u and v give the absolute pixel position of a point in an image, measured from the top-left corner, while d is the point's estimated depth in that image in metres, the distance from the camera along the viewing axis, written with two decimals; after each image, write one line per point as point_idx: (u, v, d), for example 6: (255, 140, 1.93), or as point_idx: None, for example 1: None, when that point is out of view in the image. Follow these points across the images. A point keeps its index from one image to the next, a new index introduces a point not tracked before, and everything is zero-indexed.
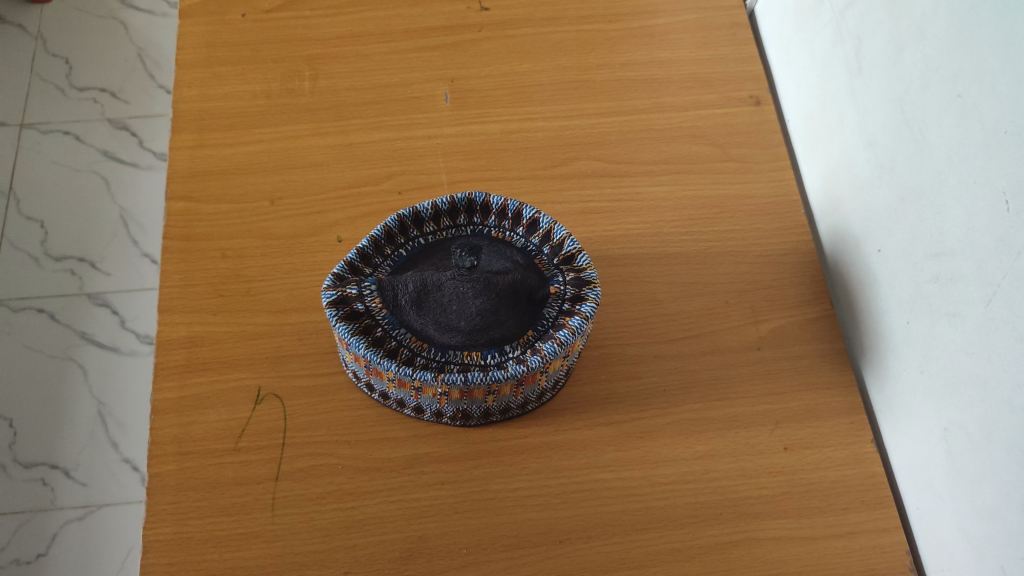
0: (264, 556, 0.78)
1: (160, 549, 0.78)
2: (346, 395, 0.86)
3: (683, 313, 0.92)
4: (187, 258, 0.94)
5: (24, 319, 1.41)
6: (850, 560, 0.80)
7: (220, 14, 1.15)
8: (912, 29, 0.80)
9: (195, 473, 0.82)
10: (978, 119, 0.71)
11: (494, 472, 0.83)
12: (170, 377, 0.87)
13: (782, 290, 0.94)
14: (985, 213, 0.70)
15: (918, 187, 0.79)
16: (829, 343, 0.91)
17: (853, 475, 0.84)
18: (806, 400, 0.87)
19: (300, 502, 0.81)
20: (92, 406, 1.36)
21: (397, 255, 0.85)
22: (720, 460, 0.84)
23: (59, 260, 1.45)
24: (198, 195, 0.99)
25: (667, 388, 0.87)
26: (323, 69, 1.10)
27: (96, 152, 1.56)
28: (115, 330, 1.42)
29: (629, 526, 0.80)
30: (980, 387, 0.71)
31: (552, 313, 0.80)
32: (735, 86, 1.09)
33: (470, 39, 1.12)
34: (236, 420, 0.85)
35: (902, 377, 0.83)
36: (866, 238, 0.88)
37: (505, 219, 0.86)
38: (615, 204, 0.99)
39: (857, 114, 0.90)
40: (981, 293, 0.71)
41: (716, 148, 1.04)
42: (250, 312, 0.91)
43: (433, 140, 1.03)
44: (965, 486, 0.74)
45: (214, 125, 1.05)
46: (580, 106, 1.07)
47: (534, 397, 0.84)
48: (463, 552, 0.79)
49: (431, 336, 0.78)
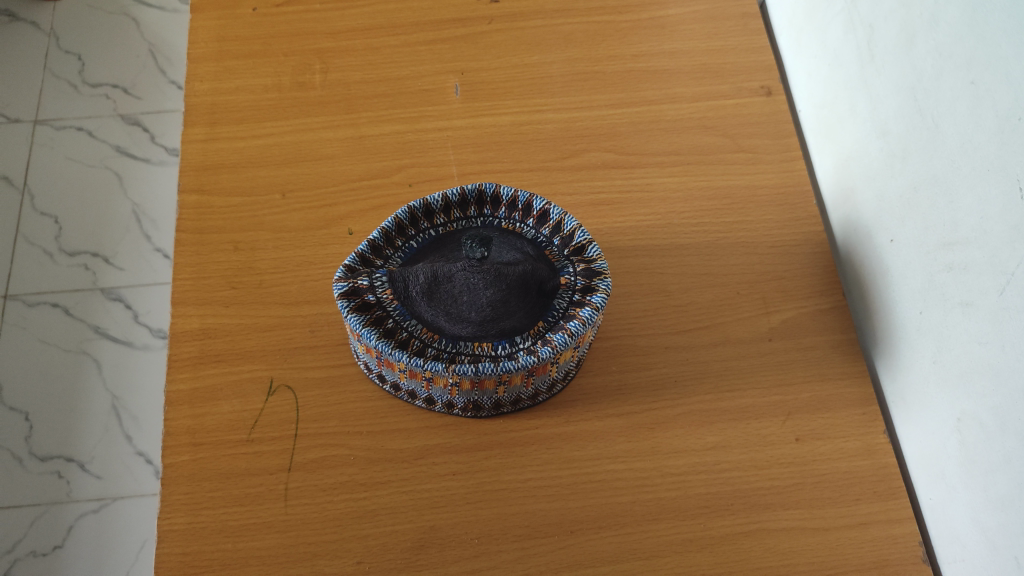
0: (277, 547, 0.79)
1: (174, 538, 0.79)
2: (358, 386, 0.87)
3: (695, 305, 0.92)
4: (200, 251, 0.95)
5: (39, 313, 1.42)
6: (861, 551, 0.80)
7: (231, 8, 1.15)
8: (926, 17, 0.80)
9: (209, 464, 0.83)
10: (992, 107, 0.70)
11: (506, 463, 0.83)
12: (183, 369, 0.87)
13: (794, 281, 0.94)
14: (998, 202, 0.69)
15: (931, 176, 0.78)
16: (841, 333, 0.91)
17: (865, 466, 0.84)
18: (818, 390, 0.87)
19: (312, 493, 0.81)
20: (106, 399, 1.37)
21: (408, 247, 0.85)
22: (731, 451, 0.84)
23: (73, 255, 1.47)
24: (210, 188, 1.00)
25: (678, 379, 0.87)
26: (333, 62, 1.10)
27: (109, 147, 1.57)
28: (129, 324, 1.43)
29: (641, 517, 0.80)
30: (994, 377, 0.71)
31: (562, 304, 0.80)
32: (746, 76, 1.09)
33: (479, 32, 1.12)
34: (249, 412, 0.85)
35: (915, 368, 0.83)
36: (879, 228, 0.88)
37: (515, 210, 0.86)
38: (625, 196, 0.99)
39: (870, 103, 0.89)
40: (995, 282, 0.70)
41: (727, 139, 1.03)
42: (262, 304, 0.91)
43: (444, 132, 1.03)
44: (979, 477, 0.74)
45: (226, 119, 1.05)
46: (591, 98, 1.07)
47: (545, 388, 0.84)
48: (475, 542, 0.79)
49: (442, 327, 0.78)
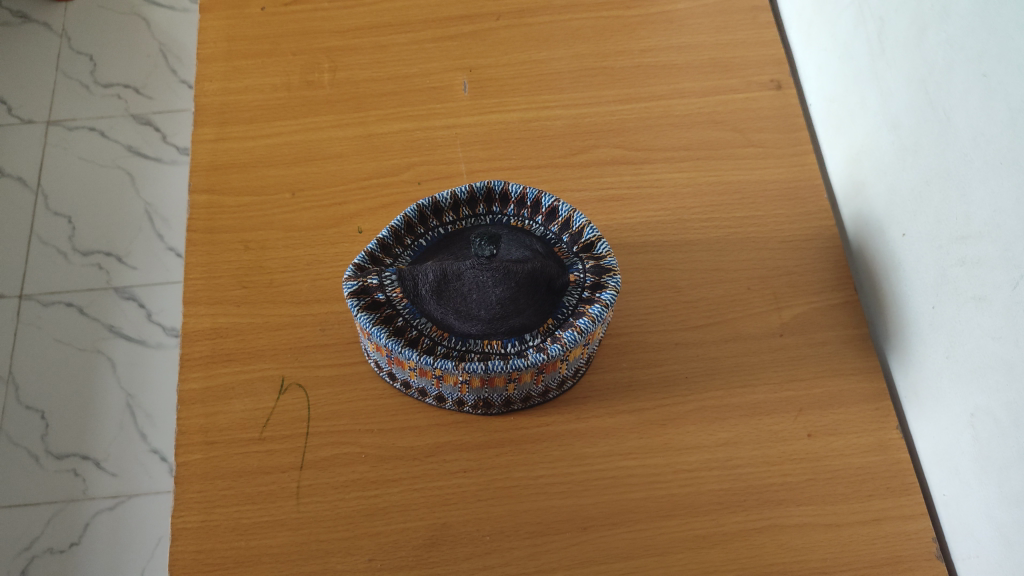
0: (289, 544, 0.79)
1: (188, 536, 0.80)
2: (369, 384, 0.87)
3: (705, 300, 0.91)
4: (211, 250, 0.95)
5: (53, 313, 1.43)
6: (875, 548, 0.79)
7: (240, 8, 1.16)
8: (936, 9, 0.79)
9: (222, 463, 0.83)
10: (1005, 99, 0.70)
11: (517, 460, 0.83)
12: (196, 368, 0.88)
13: (806, 276, 0.93)
14: (1011, 195, 0.69)
15: (944, 169, 0.78)
16: (854, 328, 0.90)
17: (877, 462, 0.83)
18: (830, 385, 0.87)
19: (324, 490, 0.82)
20: (121, 398, 1.38)
21: (417, 245, 0.85)
22: (743, 447, 0.83)
23: (87, 254, 1.48)
24: (220, 187, 1.00)
25: (688, 375, 0.87)
26: (341, 60, 1.10)
27: (121, 147, 1.58)
28: (142, 323, 1.44)
29: (652, 513, 0.80)
30: (1008, 371, 0.70)
31: (572, 301, 0.80)
32: (756, 70, 1.08)
33: (487, 29, 1.12)
34: (261, 410, 0.86)
35: (928, 363, 0.82)
36: (891, 222, 0.87)
37: (524, 207, 0.86)
38: (635, 192, 0.98)
39: (880, 96, 0.89)
40: (1007, 277, 0.70)
41: (738, 133, 1.03)
42: (273, 304, 0.91)
43: (453, 130, 1.03)
44: (993, 472, 0.73)
45: (235, 118, 1.06)
46: (598, 93, 1.07)
47: (555, 384, 0.84)
48: (486, 539, 0.79)
49: (452, 325, 0.78)
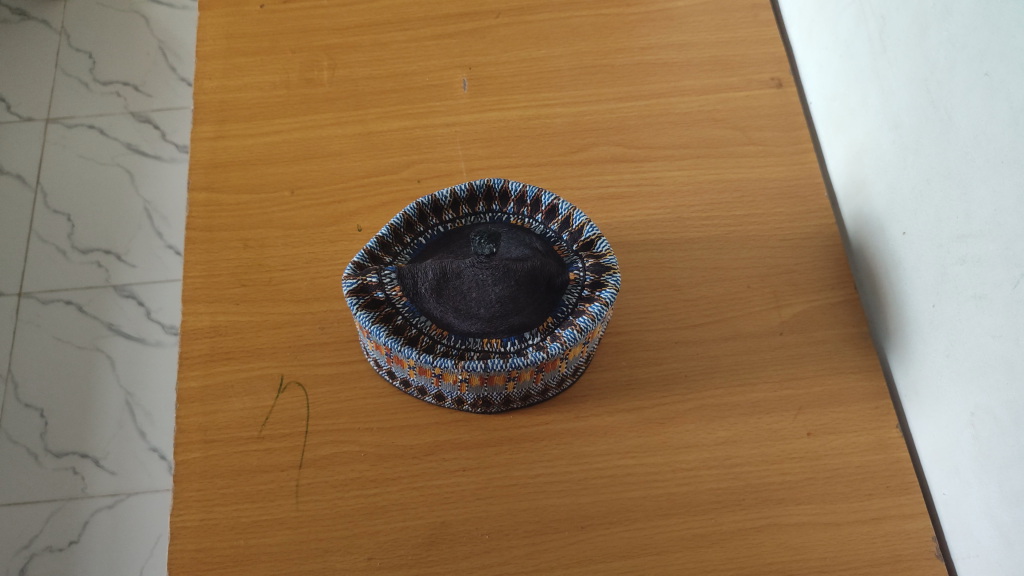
0: (288, 543, 0.79)
1: (187, 535, 0.80)
2: (368, 383, 0.87)
3: (705, 299, 0.91)
4: (210, 248, 0.95)
5: (53, 311, 1.43)
6: (874, 546, 0.79)
7: (239, 5, 1.16)
8: (937, 7, 0.79)
9: (221, 461, 0.83)
10: (1006, 98, 0.69)
11: (516, 458, 0.83)
12: (195, 367, 0.88)
13: (806, 274, 0.93)
14: (1012, 194, 0.68)
15: (945, 167, 0.77)
16: (854, 326, 0.90)
17: (877, 461, 0.83)
18: (830, 384, 0.87)
19: (323, 489, 0.81)
20: (120, 396, 1.38)
21: (417, 243, 0.85)
22: (742, 446, 0.83)
23: (86, 253, 1.48)
24: (219, 185, 1.00)
25: (688, 374, 0.87)
26: (340, 58, 1.10)
27: (120, 145, 1.58)
28: (141, 321, 1.44)
29: (652, 512, 0.80)
30: (1008, 370, 0.70)
31: (571, 299, 0.80)
32: (757, 68, 1.08)
33: (487, 26, 1.12)
34: (260, 409, 0.86)
35: (928, 361, 0.82)
36: (891, 220, 0.87)
37: (524, 206, 0.86)
38: (635, 190, 0.98)
39: (881, 94, 0.89)
40: (1008, 275, 0.69)
41: (738, 132, 1.03)
42: (272, 302, 0.91)
43: (452, 128, 1.03)
44: (993, 471, 0.73)
45: (234, 116, 1.05)
46: (598, 91, 1.06)
47: (554, 383, 0.83)
48: (485, 538, 0.79)
49: (451, 323, 0.78)
